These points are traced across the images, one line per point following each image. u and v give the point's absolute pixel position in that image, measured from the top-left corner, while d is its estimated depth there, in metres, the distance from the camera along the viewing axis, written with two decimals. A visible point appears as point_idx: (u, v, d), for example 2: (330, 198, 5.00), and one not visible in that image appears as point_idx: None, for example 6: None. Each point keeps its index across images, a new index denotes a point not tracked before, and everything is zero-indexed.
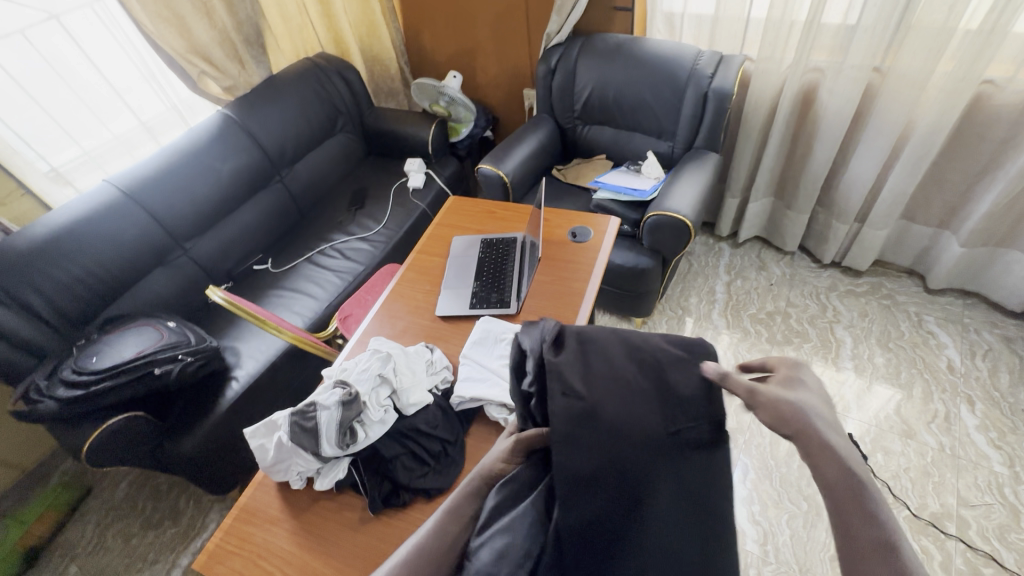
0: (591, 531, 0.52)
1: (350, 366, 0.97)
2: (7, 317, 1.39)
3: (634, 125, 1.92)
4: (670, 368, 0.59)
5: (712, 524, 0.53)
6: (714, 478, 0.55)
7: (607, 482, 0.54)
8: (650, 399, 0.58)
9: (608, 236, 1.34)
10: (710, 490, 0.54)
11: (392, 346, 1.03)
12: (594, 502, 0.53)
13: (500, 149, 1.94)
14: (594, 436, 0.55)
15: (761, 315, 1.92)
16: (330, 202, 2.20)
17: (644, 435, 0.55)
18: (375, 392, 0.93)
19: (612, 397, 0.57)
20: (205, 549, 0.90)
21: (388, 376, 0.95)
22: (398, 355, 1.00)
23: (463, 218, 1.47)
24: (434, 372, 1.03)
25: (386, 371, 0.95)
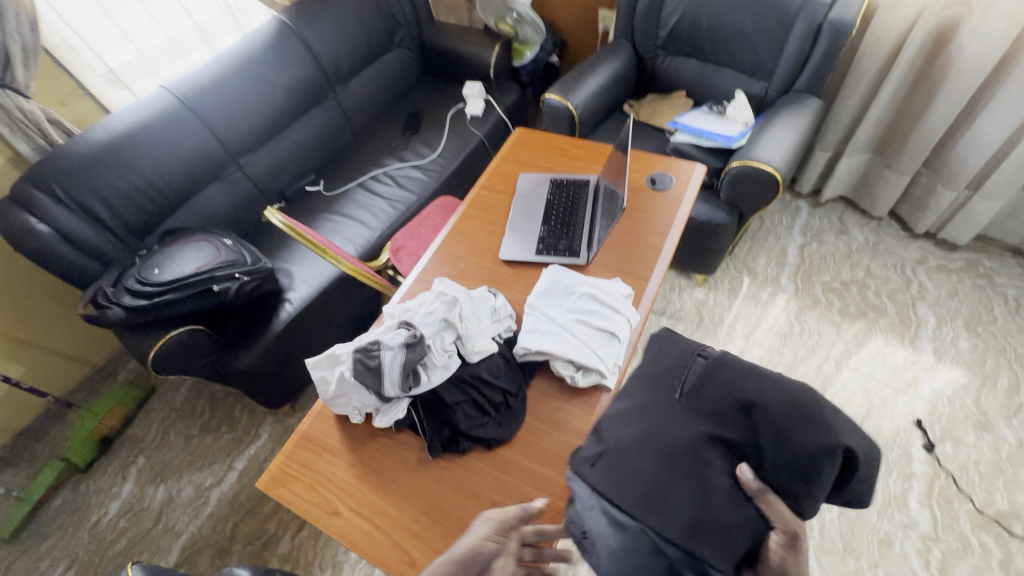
0: (666, 502, 0.59)
1: (413, 307, 0.92)
2: (72, 222, 1.40)
3: (725, 58, 1.71)
4: (648, 366, 0.74)
5: (738, 415, 0.62)
6: (743, 386, 0.62)
7: (648, 466, 0.62)
8: (651, 395, 0.69)
9: (691, 185, 1.22)
10: (728, 404, 0.63)
11: (457, 288, 0.97)
12: (640, 495, 0.60)
13: (570, 78, 1.77)
14: (623, 460, 0.64)
15: (835, 284, 1.77)
16: (383, 124, 2.09)
17: (665, 418, 0.66)
18: (438, 338, 0.88)
19: (625, 427, 0.68)
20: (269, 469, 0.92)
21: (453, 321, 0.89)
22: (464, 298, 0.94)
23: (531, 152, 1.35)
24: (496, 319, 0.98)
25: (451, 316, 0.90)
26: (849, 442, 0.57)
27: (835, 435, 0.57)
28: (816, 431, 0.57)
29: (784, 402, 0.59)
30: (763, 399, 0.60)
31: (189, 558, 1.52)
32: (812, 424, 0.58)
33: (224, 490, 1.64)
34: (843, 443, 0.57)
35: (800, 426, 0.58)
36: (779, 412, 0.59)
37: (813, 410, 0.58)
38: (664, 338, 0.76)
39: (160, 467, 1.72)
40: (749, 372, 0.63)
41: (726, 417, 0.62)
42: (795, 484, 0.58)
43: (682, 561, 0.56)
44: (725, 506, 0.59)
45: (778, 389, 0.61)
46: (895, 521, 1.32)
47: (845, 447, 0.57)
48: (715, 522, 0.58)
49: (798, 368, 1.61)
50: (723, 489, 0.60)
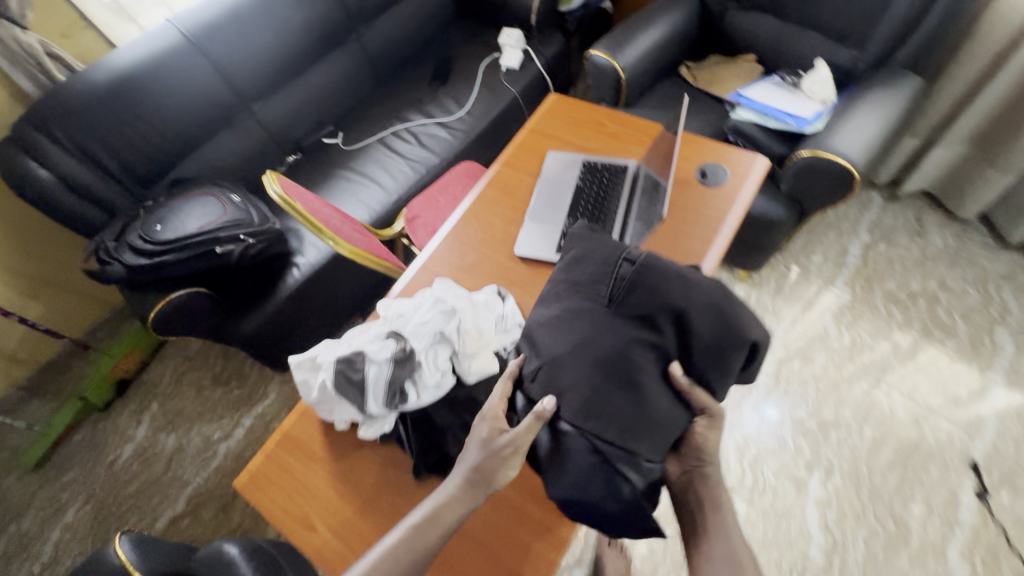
0: (603, 407, 0.70)
1: (407, 312, 0.82)
2: (74, 167, 1.33)
3: (809, 18, 1.43)
4: (577, 274, 0.80)
5: (665, 318, 0.72)
6: (668, 292, 0.72)
7: (588, 378, 0.72)
8: (584, 306, 0.77)
9: (750, 182, 1.03)
10: (656, 309, 0.72)
11: (459, 292, 0.85)
12: (582, 405, 0.71)
13: (621, 33, 1.53)
14: (566, 371, 0.73)
15: (900, 294, 1.57)
16: (410, 72, 1.91)
17: (596, 328, 0.74)
18: (431, 352, 0.78)
19: (562, 339, 0.76)
20: (247, 469, 0.87)
21: (449, 334, 0.78)
22: (467, 306, 0.82)
23: (564, 125, 1.17)
24: (502, 331, 0.86)
25: (448, 329, 0.79)
26: (756, 336, 0.73)
27: (748, 328, 0.73)
28: (732, 329, 0.72)
29: (704, 305, 0.72)
30: (689, 305, 0.71)
31: (196, 508, 1.56)
32: (729, 325, 0.72)
33: (231, 445, 1.65)
34: (753, 333, 0.73)
35: (714, 320, 0.72)
36: (703, 319, 0.71)
37: (726, 310, 0.73)
38: (590, 241, 0.83)
39: (172, 415, 1.74)
40: (669, 278, 0.73)
41: (655, 322, 0.72)
42: (713, 374, 0.73)
43: (618, 457, 0.69)
44: (655, 403, 0.70)
45: (704, 296, 0.72)
46: (928, 570, 1.21)
47: (751, 341, 0.73)
48: (655, 423, 0.70)
49: (842, 387, 1.45)
50: (658, 392, 0.71)
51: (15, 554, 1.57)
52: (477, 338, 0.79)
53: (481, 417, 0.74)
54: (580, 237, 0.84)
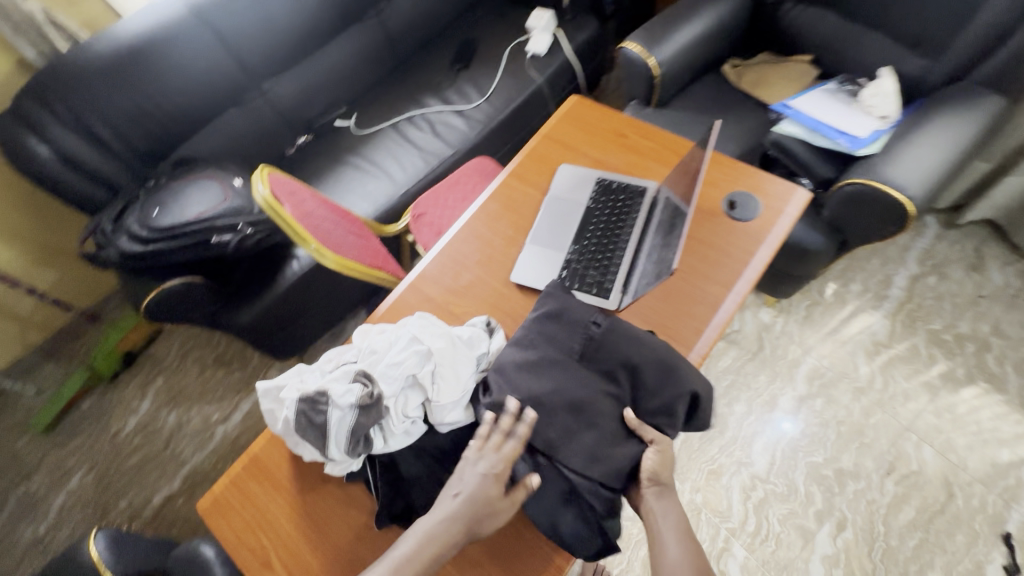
0: (574, 450, 0.65)
1: (380, 349, 0.74)
2: (75, 144, 1.30)
3: (879, 18, 1.25)
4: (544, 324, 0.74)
5: (630, 374, 0.69)
6: (634, 348, 0.70)
7: (560, 421, 0.66)
8: (550, 355, 0.71)
9: (785, 219, 0.90)
10: (620, 363, 0.69)
11: (440, 327, 0.77)
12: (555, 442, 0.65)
13: (661, 24, 1.38)
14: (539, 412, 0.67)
15: (946, 336, 1.42)
16: (432, 52, 1.80)
17: (566, 375, 0.69)
18: (401, 399, 0.70)
19: (533, 380, 0.69)
20: (212, 490, 0.83)
21: (422, 380, 0.71)
22: (445, 346, 0.74)
23: (582, 134, 1.06)
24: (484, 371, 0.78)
25: (422, 373, 0.71)
26: (697, 388, 0.68)
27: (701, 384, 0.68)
28: (695, 380, 0.68)
29: (666, 360, 0.69)
30: (642, 361, 0.69)
31: (191, 488, 1.58)
32: (677, 375, 0.68)
33: (229, 428, 1.66)
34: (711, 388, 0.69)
35: (675, 375, 0.68)
36: (652, 371, 0.68)
37: (676, 358, 0.69)
38: (560, 295, 0.76)
39: (175, 392, 1.75)
40: (633, 335, 0.71)
41: (614, 376, 0.69)
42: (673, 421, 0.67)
43: (588, 491, 0.64)
44: (622, 447, 0.65)
45: (654, 348, 0.70)
46: None
47: (692, 392, 0.67)
48: (614, 458, 0.65)
49: (868, 434, 1.33)
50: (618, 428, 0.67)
51: (22, 514, 1.63)
52: (452, 385, 0.72)
53: (483, 464, 0.64)
54: (556, 293, 0.77)
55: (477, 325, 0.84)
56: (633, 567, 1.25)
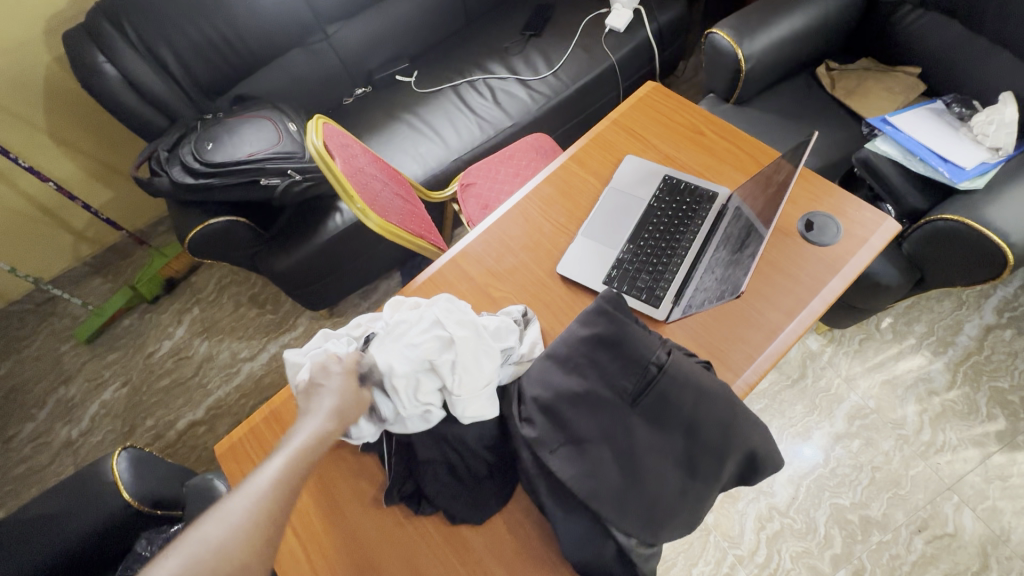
0: (613, 501, 0.61)
1: (399, 327, 0.71)
2: (139, 66, 1.30)
3: (1011, 35, 1.10)
4: (597, 354, 0.66)
5: (686, 427, 0.62)
6: (694, 401, 0.62)
7: (602, 468, 0.62)
8: (599, 392, 0.64)
9: (867, 248, 0.81)
10: (677, 414, 0.62)
11: (466, 312, 0.72)
12: (594, 492, 0.61)
13: (757, 13, 1.26)
14: (580, 453, 0.63)
15: (1013, 396, 1.30)
16: (504, 15, 1.71)
17: (613, 419, 0.63)
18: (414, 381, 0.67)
19: (577, 414, 0.65)
20: (230, 436, 0.84)
21: (441, 367, 0.67)
22: (470, 334, 0.69)
23: (655, 125, 0.98)
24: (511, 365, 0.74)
25: (441, 358, 0.67)
26: (757, 447, 0.62)
27: (759, 438, 0.63)
28: (751, 438, 0.62)
29: (726, 415, 0.62)
30: (700, 417, 0.62)
31: (212, 419, 1.63)
32: (735, 434, 0.62)
33: (255, 367, 1.69)
34: (772, 442, 0.64)
35: (733, 430, 0.62)
36: (710, 430, 0.62)
37: (737, 415, 0.62)
38: (619, 319, 0.66)
39: (209, 323, 1.80)
40: (696, 386, 0.62)
41: (669, 427, 0.63)
42: (721, 479, 0.62)
43: (635, 543, 0.61)
44: (669, 501, 0.61)
45: (716, 401, 0.62)
46: None
47: (748, 449, 0.62)
48: (661, 513, 0.61)
49: (905, 486, 1.24)
50: (656, 468, 0.62)
51: (60, 415, 1.73)
52: (475, 377, 0.68)
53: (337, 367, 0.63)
54: (610, 316, 0.66)
55: (513, 315, 0.80)
56: None
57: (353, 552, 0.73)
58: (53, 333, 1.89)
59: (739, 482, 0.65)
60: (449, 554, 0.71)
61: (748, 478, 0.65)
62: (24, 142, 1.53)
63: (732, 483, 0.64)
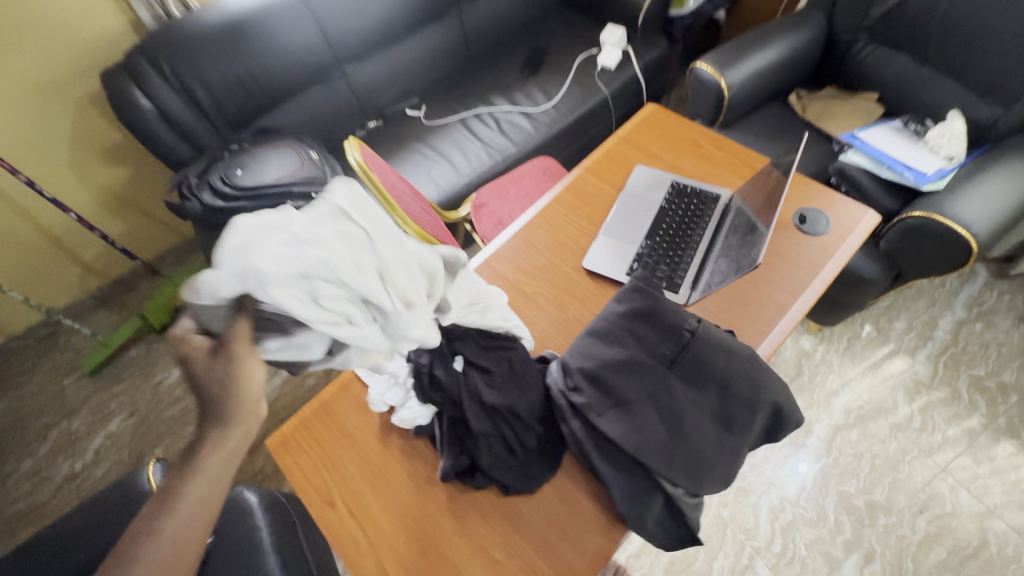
0: (660, 454, 0.68)
1: (280, 215, 0.50)
2: (172, 100, 1.38)
3: (952, 64, 1.29)
4: (635, 325, 0.74)
5: (720, 384, 0.70)
6: (724, 361, 0.70)
7: (647, 425, 0.69)
8: (640, 358, 0.72)
9: (855, 236, 0.93)
10: (711, 373, 0.70)
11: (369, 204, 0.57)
12: (642, 446, 0.68)
13: (734, 49, 1.43)
14: (625, 413, 0.70)
15: (990, 383, 1.42)
16: (503, 56, 1.87)
17: (654, 380, 0.71)
18: (331, 301, 0.50)
19: (621, 379, 0.72)
20: (281, 430, 0.87)
21: (361, 274, 0.51)
22: (384, 231, 0.55)
23: (659, 140, 1.11)
24: (438, 276, 0.63)
25: (359, 261, 0.52)
26: (782, 402, 0.70)
27: (783, 394, 0.71)
28: (775, 393, 0.70)
29: (752, 373, 0.70)
30: (732, 374, 0.70)
31: None
32: (763, 389, 0.70)
33: (267, 391, 1.70)
34: (793, 400, 0.72)
35: (760, 386, 0.70)
36: (742, 385, 0.69)
37: (763, 372, 0.71)
38: (652, 295, 0.75)
39: None
40: (726, 347, 0.71)
41: (704, 386, 0.70)
42: (753, 432, 0.69)
43: (681, 492, 0.67)
44: (709, 453, 0.68)
45: (744, 360, 0.71)
46: None
47: (774, 404, 0.70)
48: (704, 463, 0.68)
49: (903, 471, 1.33)
50: (696, 423, 0.69)
51: (61, 449, 1.70)
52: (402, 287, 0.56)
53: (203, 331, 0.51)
54: (645, 292, 0.76)
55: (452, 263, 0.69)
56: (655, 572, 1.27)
57: (411, 531, 0.76)
58: (54, 368, 1.86)
59: (767, 437, 0.73)
60: (506, 525, 0.75)
61: (775, 434, 0.72)
62: (47, 176, 1.59)
63: (763, 437, 0.71)
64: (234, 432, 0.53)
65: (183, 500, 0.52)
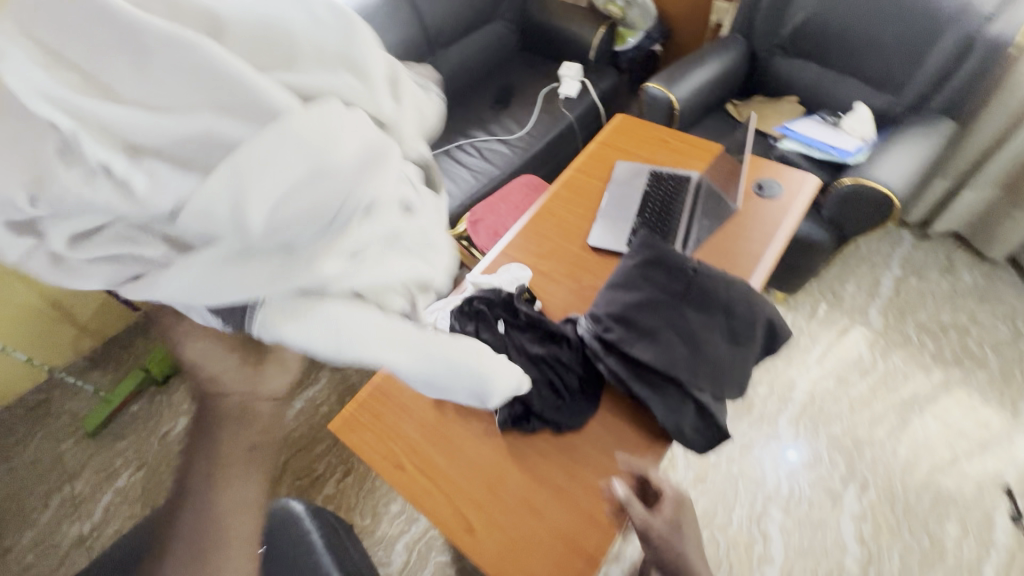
0: (686, 368, 0.81)
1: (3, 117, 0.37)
2: None
3: (850, 67, 1.59)
4: (647, 272, 0.90)
5: (724, 307, 0.85)
6: (724, 288, 0.86)
7: (672, 347, 0.83)
8: (656, 296, 0.87)
9: (803, 196, 1.15)
10: (716, 299, 0.85)
11: (61, 36, 0.36)
12: (671, 363, 0.81)
13: (677, 70, 1.70)
14: (653, 340, 0.84)
15: (933, 325, 1.65)
16: (474, 96, 2.09)
17: (671, 311, 0.85)
18: (91, 245, 0.38)
19: (644, 315, 0.86)
20: (341, 414, 0.95)
21: (76, 201, 0.36)
22: (121, 70, 0.36)
23: (633, 140, 1.31)
24: (286, 78, 0.40)
25: (45, 167, 0.35)
26: (774, 316, 0.86)
27: (773, 311, 0.87)
28: (767, 310, 0.86)
29: (747, 296, 0.86)
30: (732, 298, 0.85)
31: None
32: (759, 307, 0.86)
33: None
34: (783, 315, 0.88)
35: (755, 305, 0.85)
36: (741, 306, 0.85)
37: (755, 294, 0.87)
38: (656, 247, 0.91)
39: None
40: (723, 279, 0.87)
41: (712, 310, 0.85)
42: (758, 342, 0.84)
43: (709, 397, 0.81)
44: (725, 362, 0.82)
45: (739, 287, 0.87)
46: None
47: (768, 319, 0.86)
48: (722, 371, 0.82)
49: (878, 407, 1.51)
50: (712, 340, 0.83)
51: (66, 516, 1.63)
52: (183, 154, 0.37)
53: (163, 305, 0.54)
54: (650, 245, 0.92)
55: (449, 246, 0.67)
56: None
57: (479, 477, 0.85)
58: (49, 435, 1.80)
59: (767, 349, 0.88)
60: (563, 458, 0.85)
61: (774, 345, 0.88)
62: None
63: (765, 348, 0.87)
64: (230, 426, 0.58)
65: (221, 512, 0.59)
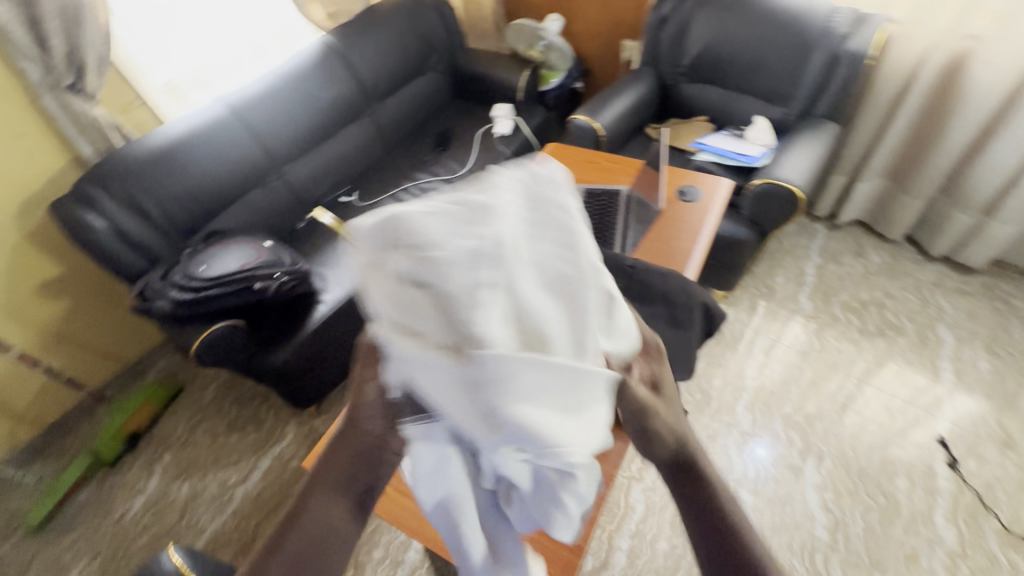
0: None
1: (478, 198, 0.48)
2: (126, 220, 1.49)
3: (745, 86, 1.80)
4: None
5: (663, 298, 0.94)
6: (660, 281, 0.95)
7: None
8: None
9: (719, 198, 1.29)
10: (654, 292, 0.94)
11: (556, 238, 0.48)
12: None
13: (598, 101, 1.87)
14: None
15: (855, 303, 1.82)
16: (415, 142, 2.20)
17: None
18: (401, 291, 0.44)
19: None
20: None
21: (457, 278, 0.43)
22: (522, 257, 0.46)
23: (565, 164, 1.43)
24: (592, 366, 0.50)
25: (453, 252, 0.44)
26: (708, 301, 0.96)
27: (707, 296, 0.97)
28: (701, 296, 0.96)
29: (682, 286, 0.95)
30: (669, 289, 0.95)
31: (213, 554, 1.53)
32: (694, 294, 0.95)
33: (249, 488, 1.65)
34: (716, 300, 0.97)
35: (690, 293, 0.94)
36: (678, 295, 0.94)
37: (689, 282, 0.96)
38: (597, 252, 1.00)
39: (185, 464, 1.73)
40: (658, 273, 0.96)
41: (652, 302, 0.94)
42: (698, 324, 0.93)
43: None
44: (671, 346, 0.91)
45: (673, 278, 0.96)
46: (921, 536, 1.34)
47: (704, 303, 0.95)
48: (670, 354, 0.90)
49: (820, 384, 1.63)
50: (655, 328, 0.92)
51: None
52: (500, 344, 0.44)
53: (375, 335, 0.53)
54: None
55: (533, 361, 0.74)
56: (665, 529, 1.40)
57: None
58: None
59: (707, 331, 0.97)
60: None
61: (712, 327, 0.97)
62: None
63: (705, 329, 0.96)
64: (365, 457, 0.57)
65: (320, 540, 0.56)
